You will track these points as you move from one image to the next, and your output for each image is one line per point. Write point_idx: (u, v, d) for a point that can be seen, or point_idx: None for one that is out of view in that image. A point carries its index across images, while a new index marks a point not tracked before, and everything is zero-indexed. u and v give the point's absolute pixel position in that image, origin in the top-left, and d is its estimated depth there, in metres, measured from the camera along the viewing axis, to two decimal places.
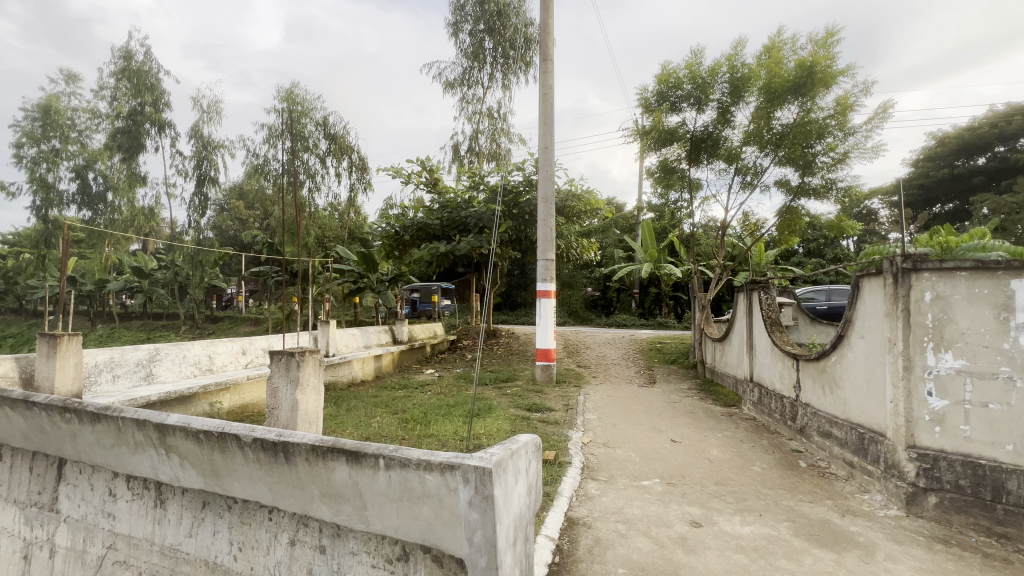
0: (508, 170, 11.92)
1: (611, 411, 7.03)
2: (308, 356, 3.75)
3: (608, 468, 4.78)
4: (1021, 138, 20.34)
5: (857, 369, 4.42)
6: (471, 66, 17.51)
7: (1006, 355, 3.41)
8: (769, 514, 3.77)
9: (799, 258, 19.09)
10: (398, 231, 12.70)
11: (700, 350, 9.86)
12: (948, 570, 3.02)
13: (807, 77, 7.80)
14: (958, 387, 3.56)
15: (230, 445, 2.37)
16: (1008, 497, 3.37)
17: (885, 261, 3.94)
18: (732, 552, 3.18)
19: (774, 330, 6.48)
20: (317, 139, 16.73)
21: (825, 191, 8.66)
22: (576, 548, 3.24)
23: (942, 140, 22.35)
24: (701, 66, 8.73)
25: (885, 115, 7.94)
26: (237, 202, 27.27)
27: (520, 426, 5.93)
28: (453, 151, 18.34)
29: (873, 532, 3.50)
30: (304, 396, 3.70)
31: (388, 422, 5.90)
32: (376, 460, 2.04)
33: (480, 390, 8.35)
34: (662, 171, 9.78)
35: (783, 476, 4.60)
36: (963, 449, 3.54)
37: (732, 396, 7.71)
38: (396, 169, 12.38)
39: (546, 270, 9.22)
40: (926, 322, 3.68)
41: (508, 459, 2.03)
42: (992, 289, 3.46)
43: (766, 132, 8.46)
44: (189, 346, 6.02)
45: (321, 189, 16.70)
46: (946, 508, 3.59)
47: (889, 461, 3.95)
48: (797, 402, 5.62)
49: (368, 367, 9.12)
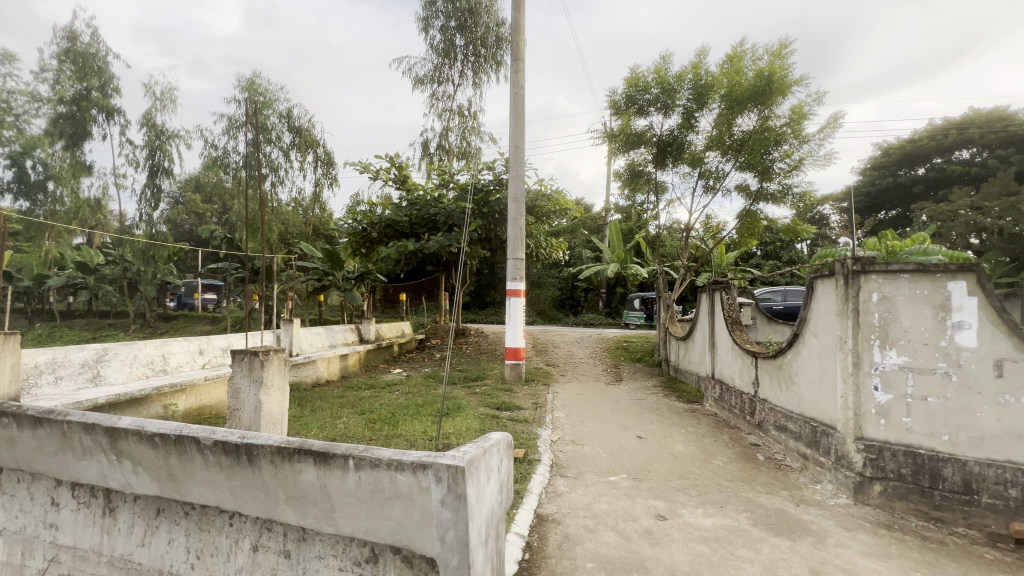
0: (477, 168, 11.86)
1: (579, 409, 7.12)
2: (273, 355, 3.63)
3: (577, 464, 4.85)
4: (956, 151, 21.90)
5: (811, 366, 4.65)
6: (441, 62, 17.37)
7: (943, 352, 3.66)
8: (730, 506, 3.92)
9: (757, 260, 19.91)
10: (365, 228, 12.45)
11: (665, 349, 10.14)
12: (891, 553, 3.23)
13: (766, 86, 8.14)
14: (901, 382, 3.81)
15: (188, 448, 2.27)
16: (944, 484, 3.63)
17: (837, 263, 4.16)
18: (695, 543, 3.29)
19: (734, 329, 6.73)
20: (280, 131, 16.21)
21: (782, 196, 9.05)
22: (546, 545, 3.28)
23: (887, 150, 23.79)
24: (668, 71, 8.95)
25: (836, 125, 8.38)
26: (193, 195, 26.08)
27: (489, 424, 5.93)
28: (423, 148, 18.15)
29: (824, 520, 3.69)
30: (268, 396, 3.57)
31: (355, 422, 5.78)
32: (345, 461, 1.99)
33: (449, 389, 8.30)
34: (630, 174, 10.00)
35: (741, 469, 4.79)
36: (905, 440, 3.79)
37: (695, 393, 7.96)
38: (364, 164, 12.06)
39: (516, 269, 9.23)
40: (874, 321, 3.92)
41: (481, 457, 2.03)
42: (932, 290, 3.71)
43: (728, 138, 8.78)
44: (141, 346, 5.70)
45: (284, 183, 16.17)
46: (889, 496, 3.84)
47: (839, 452, 4.17)
48: (756, 398, 5.85)
49: (333, 366, 8.90)
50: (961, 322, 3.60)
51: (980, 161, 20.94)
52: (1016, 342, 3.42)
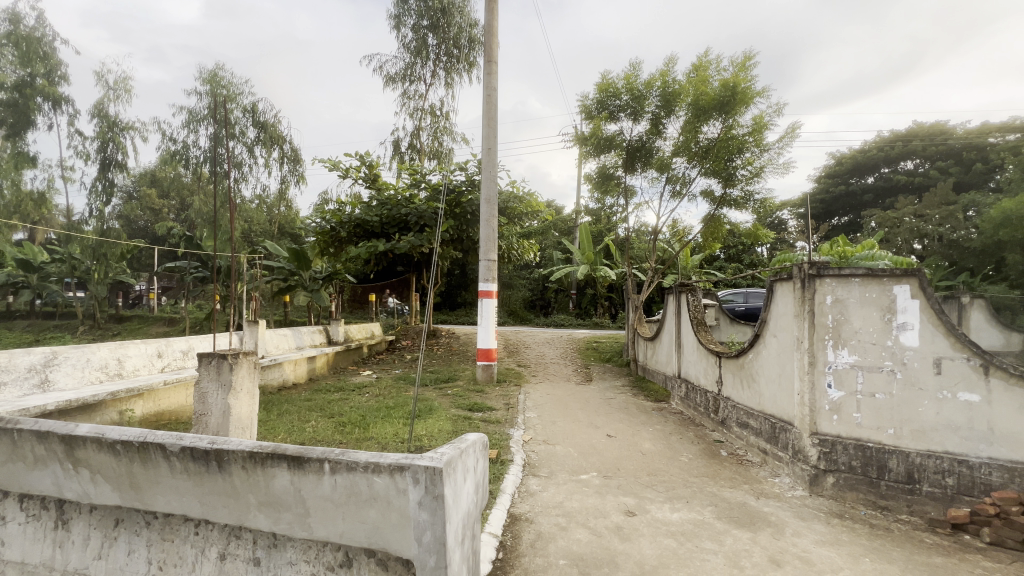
0: (449, 169, 11.77)
1: (550, 409, 7.21)
2: (242, 358, 3.54)
3: (549, 464, 4.92)
4: (902, 162, 23.31)
5: (771, 364, 4.88)
6: (413, 61, 17.21)
7: (889, 350, 3.92)
8: (695, 501, 4.07)
9: (720, 263, 20.67)
10: (334, 227, 12.18)
11: (633, 349, 10.38)
12: (843, 541, 3.44)
13: (730, 96, 8.46)
14: (852, 379, 4.06)
15: (153, 455, 2.19)
16: (890, 475, 3.89)
17: (795, 267, 4.38)
18: (663, 537, 3.41)
19: (700, 330, 6.97)
20: (244, 126, 15.66)
21: (744, 202, 9.42)
22: (519, 543, 3.32)
23: (840, 159, 25.09)
24: (637, 78, 9.18)
25: (794, 135, 8.80)
26: (148, 189, 24.85)
27: (461, 426, 5.94)
28: (393, 147, 17.93)
29: (782, 511, 3.89)
30: (237, 400, 3.48)
31: (324, 425, 5.67)
32: (321, 464, 1.98)
33: (420, 390, 8.23)
34: (600, 177, 10.21)
35: (706, 465, 4.98)
36: (855, 434, 4.04)
37: (662, 391, 8.19)
38: (332, 161, 11.75)
39: (488, 271, 9.24)
40: (828, 322, 4.15)
41: (458, 458, 2.06)
42: (880, 293, 3.96)
43: (694, 145, 9.08)
44: (94, 349, 5.42)
45: (248, 179, 15.66)
46: (841, 487, 4.08)
47: (797, 447, 4.39)
48: (720, 396, 6.09)
49: (301, 369, 8.68)
50: (905, 323, 3.87)
51: (923, 171, 22.38)
52: (953, 342, 3.70)
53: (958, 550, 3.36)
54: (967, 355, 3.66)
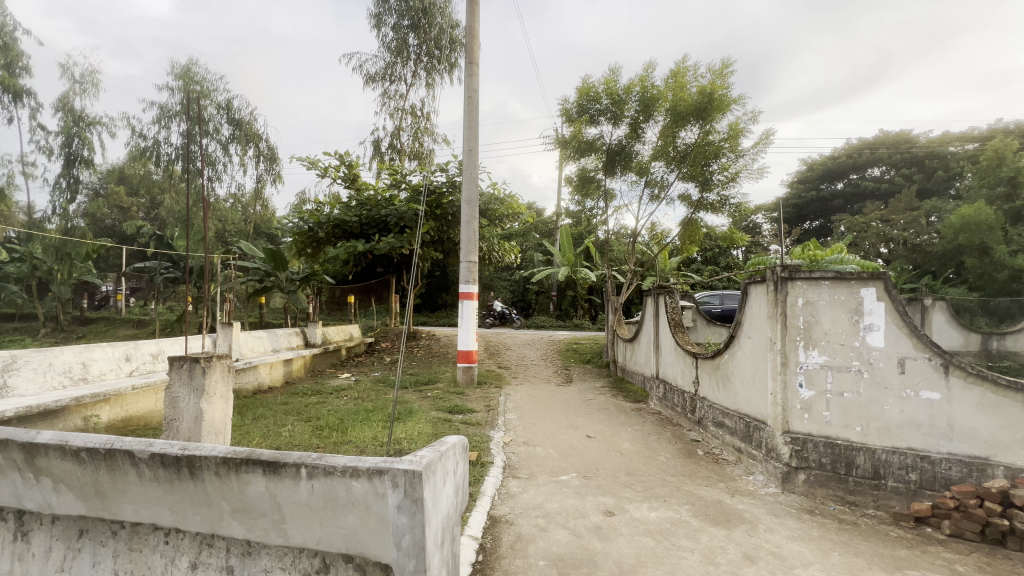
0: (430, 170, 11.68)
1: (531, 410, 7.23)
2: (215, 362, 3.45)
3: (529, 465, 4.94)
4: (869, 169, 24.18)
5: (745, 365, 5.00)
6: (394, 61, 17.09)
7: (857, 351, 4.07)
8: (673, 499, 4.14)
9: (698, 265, 21.08)
10: (312, 227, 11.97)
11: (613, 350, 10.50)
12: (813, 536, 3.55)
13: (707, 103, 8.65)
14: (822, 379, 4.19)
15: (121, 462, 2.12)
16: (857, 471, 4.03)
17: (768, 270, 4.49)
18: (641, 536, 3.46)
19: (677, 331, 7.08)
20: (218, 123, 15.30)
21: (720, 206, 9.63)
22: (498, 545, 3.32)
23: (811, 165, 25.87)
24: (617, 83, 9.30)
25: (767, 141, 9.04)
26: (116, 187, 24.02)
27: (441, 428, 5.91)
28: (374, 147, 17.75)
29: (755, 508, 3.99)
30: (210, 405, 3.39)
31: (300, 429, 5.57)
32: (298, 469, 1.95)
33: (400, 393, 8.16)
34: (581, 180, 10.32)
35: (683, 464, 5.06)
36: (824, 432, 4.17)
37: (641, 392, 8.30)
38: (311, 160, 11.55)
39: (468, 272, 9.21)
40: (799, 323, 4.28)
41: (438, 461, 2.05)
42: (848, 296, 4.10)
43: (671, 149, 9.25)
44: (57, 352, 5.21)
45: (222, 178, 15.29)
46: (812, 483, 4.20)
47: (770, 445, 4.51)
48: (696, 396, 6.21)
49: (277, 372, 8.50)
50: (871, 325, 4.02)
51: (888, 178, 23.26)
52: (916, 342, 3.87)
53: (920, 543, 3.50)
54: (928, 355, 3.83)
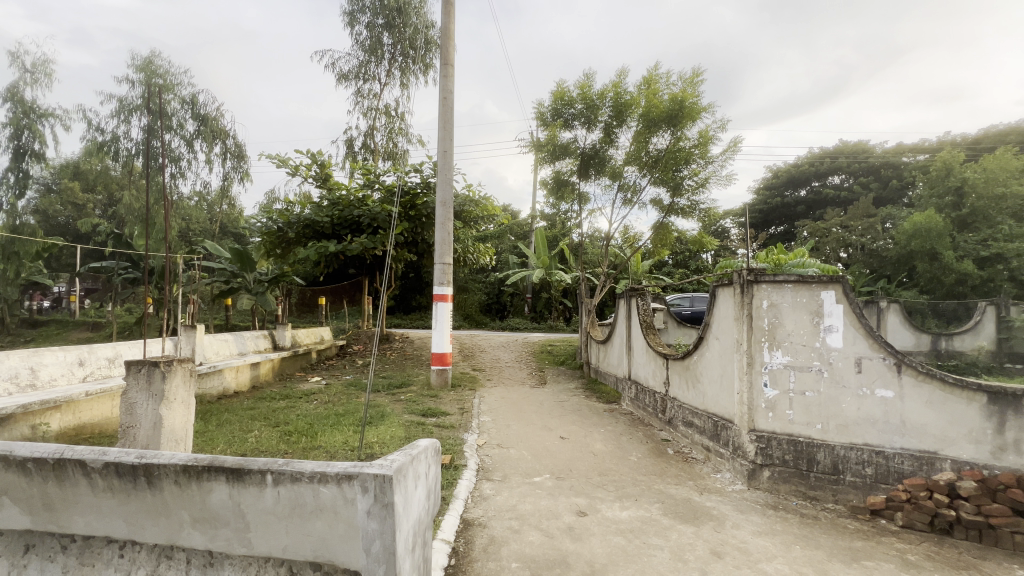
0: (404, 170, 11.54)
1: (504, 412, 7.22)
2: (177, 366, 3.32)
3: (502, 467, 4.94)
4: (830, 176, 25.19)
5: (713, 365, 5.14)
6: (367, 59, 16.88)
7: (817, 351, 4.23)
8: (644, 498, 4.21)
9: (669, 268, 21.52)
10: (281, 227, 11.65)
11: (586, 352, 10.62)
12: (776, 530, 3.66)
13: (678, 110, 8.84)
14: (784, 378, 4.35)
15: (71, 473, 2.03)
16: (818, 466, 4.19)
17: (735, 273, 4.63)
18: (613, 535, 3.51)
19: (649, 333, 7.22)
20: (182, 118, 14.74)
21: (690, 211, 9.87)
22: (471, 548, 3.30)
23: (776, 172, 26.78)
24: (591, 88, 9.42)
25: (735, 149, 9.32)
26: (71, 182, 22.81)
27: (415, 431, 5.85)
28: (347, 146, 17.45)
29: (723, 505, 4.10)
30: (170, 411, 3.25)
31: (268, 435, 5.41)
32: (263, 476, 1.90)
33: (372, 396, 8.02)
34: (556, 183, 10.42)
35: (654, 463, 5.16)
36: (787, 430, 4.33)
37: (614, 393, 8.41)
38: (281, 158, 11.25)
39: (443, 274, 9.14)
40: (763, 325, 4.42)
41: (409, 464, 2.03)
42: (809, 298, 4.27)
43: (644, 154, 9.43)
44: (2, 357, 4.90)
45: (187, 175, 14.74)
46: (776, 479, 4.35)
47: (736, 443, 4.64)
48: (667, 396, 6.34)
49: (243, 376, 8.24)
50: (831, 326, 4.19)
51: (847, 186, 24.30)
52: (871, 343, 4.06)
53: (875, 534, 3.67)
54: (882, 355, 4.02)
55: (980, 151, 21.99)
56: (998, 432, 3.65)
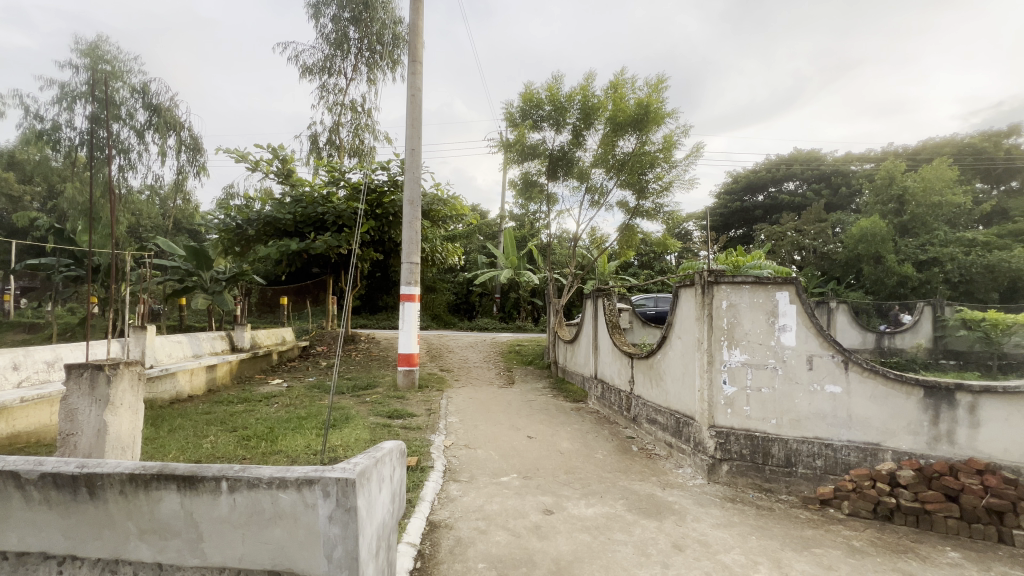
0: (371, 168, 11.30)
1: (472, 413, 7.19)
2: (123, 369, 3.13)
3: (470, 468, 4.93)
4: (785, 183, 26.36)
5: (676, 364, 5.29)
6: (333, 54, 16.48)
7: (772, 350, 4.43)
8: (609, 495, 4.30)
9: (634, 270, 22.01)
10: (240, 225, 11.19)
11: (554, 351, 10.72)
12: (734, 522, 3.80)
13: (644, 115, 9.03)
14: (743, 376, 4.52)
15: (5, 486, 1.91)
16: (773, 460, 4.38)
17: (696, 274, 4.78)
18: (579, 532, 3.56)
19: (614, 333, 7.35)
20: (132, 108, 13.93)
21: (654, 213, 10.12)
22: (437, 551, 3.27)
23: (736, 177, 27.78)
24: (560, 91, 9.52)
25: (697, 154, 9.62)
26: (5, 172, 21.18)
27: (380, 433, 5.75)
28: (311, 142, 16.95)
29: (684, 499, 4.23)
30: (117, 417, 3.08)
31: (224, 440, 5.20)
32: (217, 483, 1.83)
33: (336, 399, 7.82)
34: (525, 184, 10.47)
35: (619, 460, 5.26)
36: (745, 425, 4.50)
37: (581, 392, 8.52)
38: (240, 153, 10.83)
39: (410, 274, 9.00)
40: (723, 324, 4.59)
41: (373, 467, 2.00)
42: (765, 298, 4.46)
43: (611, 157, 9.61)
44: None
45: (137, 168, 13.94)
46: (733, 473, 4.52)
47: (697, 439, 4.79)
48: (632, 395, 6.48)
49: (198, 379, 7.87)
50: (785, 326, 4.38)
51: (801, 192, 25.49)
52: (821, 341, 4.27)
53: (825, 522, 3.87)
54: (831, 353, 4.25)
55: (919, 161, 23.58)
56: (933, 423, 3.93)
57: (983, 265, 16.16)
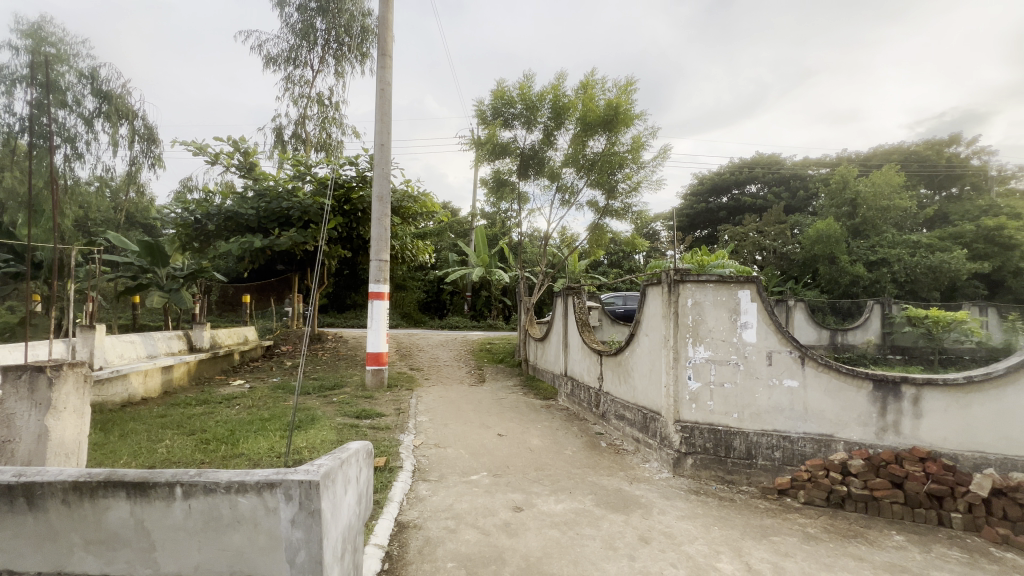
0: (338, 163, 11.01)
1: (442, 412, 7.13)
2: (68, 371, 2.95)
3: (439, 467, 4.89)
4: (747, 185, 27.31)
5: (643, 361, 5.39)
6: (299, 44, 16.00)
7: (735, 346, 4.57)
8: (578, 490, 4.35)
9: (604, 269, 22.33)
10: (199, 219, 10.71)
11: (525, 350, 10.76)
12: (697, 514, 3.92)
13: (613, 115, 9.16)
14: (706, 372, 4.65)
15: None
16: (734, 453, 4.54)
17: (663, 273, 4.88)
18: (548, 528, 3.59)
19: (584, 331, 7.44)
20: (80, 94, 13.12)
21: (623, 213, 10.28)
22: (406, 552, 3.23)
23: (701, 179, 28.58)
24: (531, 89, 9.54)
25: (664, 156, 9.82)
26: None
27: (347, 434, 5.64)
28: (275, 135, 16.43)
29: (650, 493, 4.33)
30: (60, 422, 2.89)
31: (181, 444, 4.98)
32: (171, 489, 1.75)
33: (301, 400, 7.61)
34: (496, 182, 10.46)
35: (588, 456, 5.33)
36: (708, 420, 4.65)
37: (551, 390, 8.57)
38: (198, 145, 10.37)
39: (379, 271, 8.82)
40: (688, 322, 4.71)
41: (338, 468, 1.95)
42: (728, 296, 4.60)
43: (581, 157, 9.71)
44: None
45: (85, 158, 13.14)
46: (697, 467, 4.65)
47: (663, 434, 4.91)
48: (601, 391, 6.57)
49: (152, 381, 7.50)
50: (747, 322, 4.54)
51: (762, 195, 26.47)
52: (780, 338, 4.45)
53: (782, 511, 4.04)
54: (789, 349, 4.43)
55: (870, 167, 24.88)
56: (881, 415, 4.15)
57: (926, 266, 17.22)
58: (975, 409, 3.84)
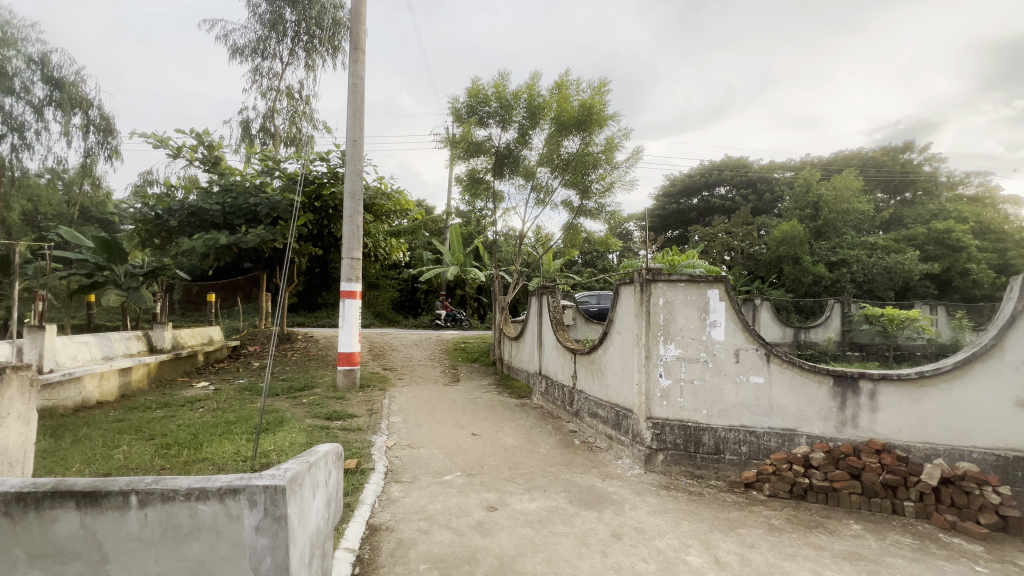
0: (308, 158, 10.74)
1: (416, 412, 7.06)
2: (12, 375, 2.79)
3: (412, 468, 4.83)
4: (717, 187, 28.05)
5: (616, 359, 5.47)
6: (267, 35, 15.52)
7: (704, 344, 4.68)
8: (551, 488, 4.37)
9: (578, 268, 22.54)
10: (160, 215, 10.26)
11: (499, 349, 10.75)
12: (668, 509, 3.99)
13: (587, 116, 9.23)
14: (677, 369, 4.75)
15: None
16: (703, 448, 4.65)
17: (636, 273, 4.95)
18: (522, 527, 3.59)
19: (558, 330, 7.49)
20: (28, 81, 12.39)
21: (597, 213, 10.38)
22: (377, 555, 3.18)
23: (673, 180, 29.18)
24: (506, 88, 9.53)
25: (636, 157, 9.97)
26: None
27: (317, 436, 5.51)
28: (242, 128, 15.93)
29: (622, 489, 4.39)
30: (3, 429, 2.71)
31: (140, 449, 4.77)
32: (125, 497, 1.67)
33: (269, 401, 7.39)
34: (470, 180, 10.40)
35: (561, 454, 5.36)
36: (679, 416, 4.75)
37: (526, 388, 8.59)
38: (159, 137, 9.93)
39: (351, 270, 8.63)
40: (660, 321, 4.79)
41: (305, 472, 1.90)
42: (697, 295, 4.70)
43: (556, 157, 9.77)
44: None
45: (33, 149, 12.38)
46: (668, 462, 4.75)
47: (635, 431, 4.99)
48: (574, 390, 6.63)
49: (108, 384, 7.15)
50: (715, 321, 4.66)
51: (731, 196, 27.23)
52: (747, 336, 4.59)
53: (748, 504, 4.15)
54: (755, 347, 4.57)
55: (831, 171, 25.93)
56: (841, 409, 4.33)
57: (883, 267, 18.09)
58: (925, 402, 4.06)
